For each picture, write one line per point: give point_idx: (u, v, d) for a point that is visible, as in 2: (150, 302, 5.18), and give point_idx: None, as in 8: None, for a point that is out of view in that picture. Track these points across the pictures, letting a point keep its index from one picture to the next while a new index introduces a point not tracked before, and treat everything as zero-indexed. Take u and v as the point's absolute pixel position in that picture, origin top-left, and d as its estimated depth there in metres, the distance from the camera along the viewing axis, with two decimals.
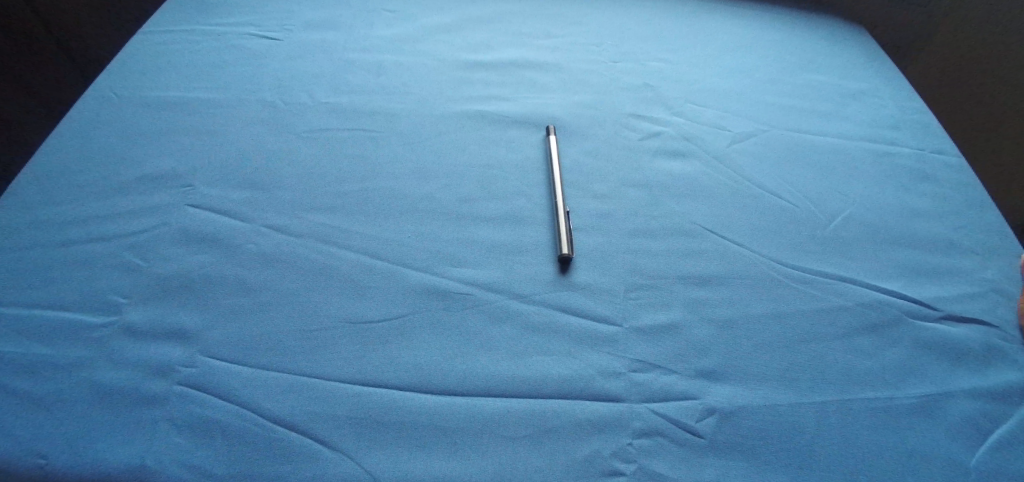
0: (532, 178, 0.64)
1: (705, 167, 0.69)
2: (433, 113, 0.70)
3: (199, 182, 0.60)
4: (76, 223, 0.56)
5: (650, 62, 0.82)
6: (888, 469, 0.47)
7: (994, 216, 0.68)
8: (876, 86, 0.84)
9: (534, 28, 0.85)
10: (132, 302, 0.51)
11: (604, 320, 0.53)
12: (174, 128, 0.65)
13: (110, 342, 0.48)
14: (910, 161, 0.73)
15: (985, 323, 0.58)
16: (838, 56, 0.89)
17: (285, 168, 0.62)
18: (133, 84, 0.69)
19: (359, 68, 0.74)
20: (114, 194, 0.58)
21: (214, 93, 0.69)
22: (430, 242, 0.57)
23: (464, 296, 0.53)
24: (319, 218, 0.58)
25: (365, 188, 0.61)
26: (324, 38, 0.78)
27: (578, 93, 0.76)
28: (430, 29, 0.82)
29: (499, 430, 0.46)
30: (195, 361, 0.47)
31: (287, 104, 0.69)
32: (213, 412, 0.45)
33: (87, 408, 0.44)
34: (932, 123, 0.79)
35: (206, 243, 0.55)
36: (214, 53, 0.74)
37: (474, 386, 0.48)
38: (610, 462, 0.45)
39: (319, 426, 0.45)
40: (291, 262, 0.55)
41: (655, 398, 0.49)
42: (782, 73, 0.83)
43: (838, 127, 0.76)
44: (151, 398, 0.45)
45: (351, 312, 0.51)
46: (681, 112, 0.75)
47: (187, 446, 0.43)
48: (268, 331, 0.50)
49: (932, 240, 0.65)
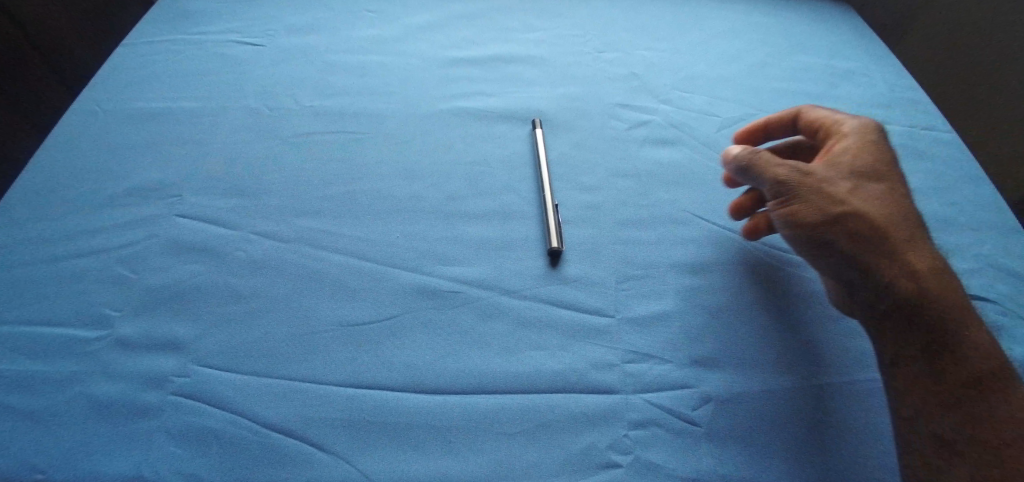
0: (520, 173, 0.64)
1: (695, 155, 0.69)
2: (419, 113, 0.70)
3: (186, 192, 0.60)
4: (65, 238, 0.56)
5: (637, 51, 0.81)
6: (876, 449, 0.47)
7: (989, 191, 0.68)
8: (867, 65, 0.83)
9: (520, 21, 0.84)
10: (124, 314, 0.51)
11: (598, 313, 0.53)
12: (161, 139, 0.65)
13: (103, 355, 0.48)
14: (902, 140, 0.73)
15: (981, 299, 0.57)
16: (829, 36, 0.88)
17: (272, 174, 0.62)
18: (119, 97, 0.69)
19: (345, 71, 0.74)
20: (101, 208, 0.58)
21: (200, 103, 0.69)
22: (420, 242, 0.57)
23: (456, 294, 0.53)
24: (308, 222, 0.58)
25: (353, 190, 0.61)
26: (308, 41, 0.77)
27: (565, 85, 0.75)
28: (415, 27, 0.81)
29: (494, 427, 0.46)
30: (188, 371, 0.48)
31: (274, 110, 0.69)
32: (208, 421, 0.45)
33: (85, 423, 0.45)
34: (924, 100, 0.78)
35: (195, 253, 0.55)
36: (198, 62, 0.74)
37: (468, 384, 0.48)
38: (606, 454, 0.45)
39: (314, 430, 0.45)
40: (282, 267, 0.54)
41: (650, 388, 0.49)
42: (771, 57, 0.83)
43: (829, 108, 0.76)
44: (146, 410, 0.46)
45: (342, 315, 0.51)
46: (669, 100, 0.75)
47: (183, 455, 0.44)
48: (261, 337, 0.50)
49: (927, 217, 0.64)
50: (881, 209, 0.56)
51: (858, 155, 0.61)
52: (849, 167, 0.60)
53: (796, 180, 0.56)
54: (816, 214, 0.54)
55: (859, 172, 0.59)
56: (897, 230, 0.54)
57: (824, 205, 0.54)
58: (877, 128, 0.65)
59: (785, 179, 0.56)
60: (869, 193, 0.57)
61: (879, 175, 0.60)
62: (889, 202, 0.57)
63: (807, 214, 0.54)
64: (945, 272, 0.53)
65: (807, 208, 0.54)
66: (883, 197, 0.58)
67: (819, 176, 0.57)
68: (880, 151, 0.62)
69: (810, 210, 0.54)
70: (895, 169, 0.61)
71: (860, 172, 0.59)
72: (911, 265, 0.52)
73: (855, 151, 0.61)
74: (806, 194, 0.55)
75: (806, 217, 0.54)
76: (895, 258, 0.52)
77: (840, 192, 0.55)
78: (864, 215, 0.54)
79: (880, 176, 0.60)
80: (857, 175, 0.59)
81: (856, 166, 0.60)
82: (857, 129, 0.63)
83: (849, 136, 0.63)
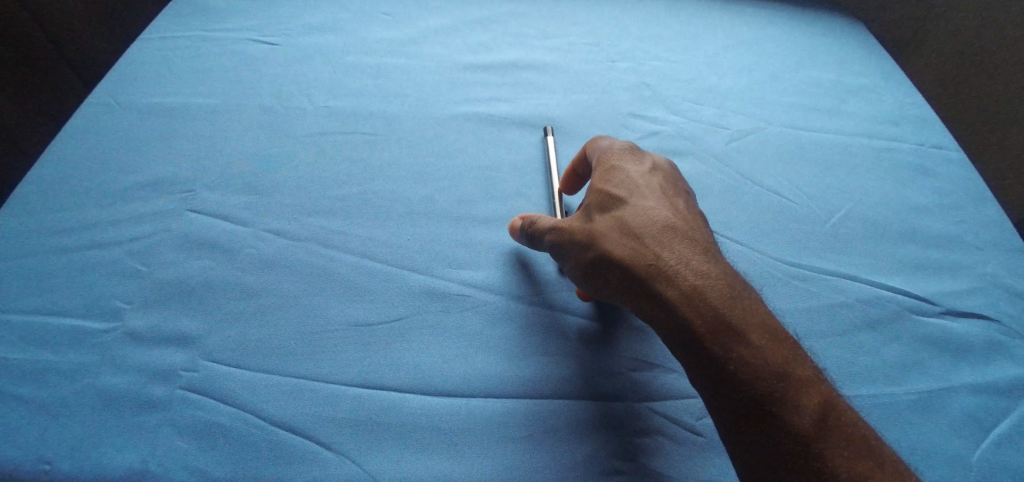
0: (531, 180, 0.65)
1: (704, 166, 0.69)
2: (430, 117, 0.70)
3: (199, 188, 0.60)
4: (78, 229, 0.56)
5: (649, 61, 0.81)
6: None
7: (995, 210, 0.68)
8: (877, 82, 0.84)
9: (533, 28, 0.84)
10: (135, 307, 0.51)
11: (605, 320, 0.53)
12: (175, 134, 0.65)
13: (112, 347, 0.49)
14: (910, 157, 0.73)
15: (985, 318, 0.58)
16: (840, 52, 0.88)
17: (284, 172, 0.63)
18: (134, 91, 0.69)
19: (359, 73, 0.74)
20: (113, 202, 0.59)
21: (215, 100, 0.70)
22: (430, 244, 0.57)
23: (465, 297, 0.54)
24: (319, 221, 0.58)
25: (365, 191, 0.61)
26: (323, 42, 0.78)
27: (577, 93, 0.76)
28: (429, 31, 0.81)
29: (501, 431, 0.46)
30: (197, 366, 0.48)
31: (287, 109, 0.69)
32: (217, 416, 0.46)
33: (94, 415, 0.45)
34: (933, 118, 0.79)
35: (206, 248, 0.56)
36: (213, 59, 0.74)
37: (474, 387, 0.48)
38: (610, 461, 0.46)
39: (321, 429, 0.46)
40: (293, 266, 0.55)
41: (655, 397, 0.49)
42: (781, 71, 0.83)
43: (838, 124, 0.76)
44: (155, 403, 0.46)
45: (352, 315, 0.52)
46: (680, 111, 0.75)
47: (191, 449, 0.44)
48: (270, 334, 0.50)
49: (933, 235, 0.65)
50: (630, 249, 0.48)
51: (605, 189, 0.52)
52: (594, 203, 0.51)
53: (552, 232, 0.51)
54: (587, 268, 0.49)
55: (599, 207, 0.51)
56: (640, 270, 0.47)
57: (578, 257, 0.50)
58: (638, 153, 0.55)
59: (546, 241, 0.52)
60: (618, 228, 0.49)
61: (638, 208, 0.50)
62: (642, 235, 0.49)
63: (583, 269, 0.50)
64: (703, 302, 0.45)
65: (575, 263, 0.50)
66: (627, 229, 0.49)
67: (561, 223, 0.51)
68: (627, 177, 0.52)
69: (577, 265, 0.50)
70: (625, 193, 0.51)
71: (602, 207, 0.51)
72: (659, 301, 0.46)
73: (602, 184, 0.52)
74: (563, 248, 0.51)
75: (580, 275, 0.50)
76: (649, 301, 0.47)
77: (575, 229, 0.50)
78: (600, 264, 0.48)
79: (637, 209, 0.50)
80: (598, 212, 0.51)
81: (598, 206, 0.51)
82: (614, 162, 0.54)
83: (603, 171, 0.53)
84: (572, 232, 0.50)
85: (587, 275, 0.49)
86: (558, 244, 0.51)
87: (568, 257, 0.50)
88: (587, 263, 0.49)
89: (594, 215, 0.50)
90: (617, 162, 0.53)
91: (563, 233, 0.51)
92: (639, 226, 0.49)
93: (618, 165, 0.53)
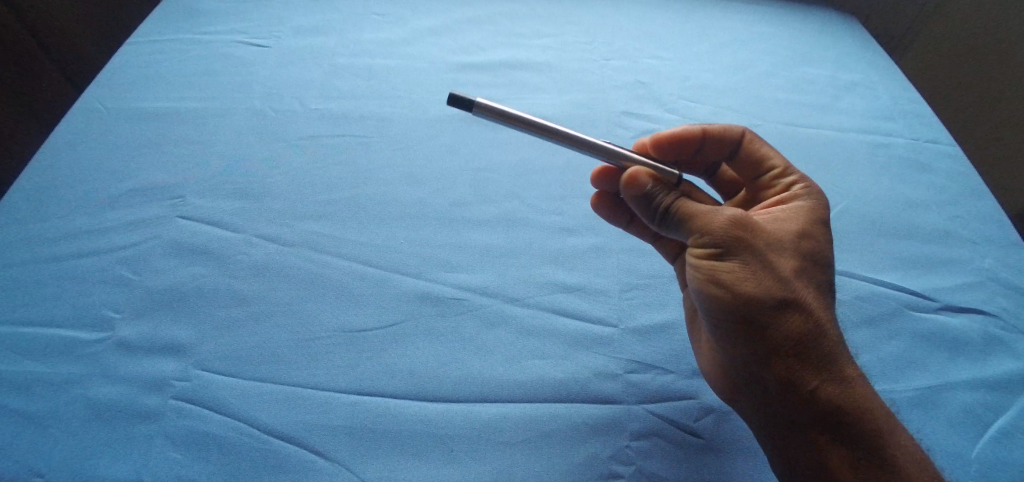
0: (525, 180, 0.64)
1: None
2: (424, 118, 0.69)
3: (190, 193, 0.60)
4: (66, 238, 0.55)
5: (642, 59, 0.81)
6: None
7: (991, 205, 0.68)
8: (871, 77, 0.83)
9: (526, 29, 0.83)
10: (125, 317, 0.50)
11: (599, 322, 0.53)
12: (164, 139, 0.65)
13: (103, 357, 0.48)
14: (905, 153, 0.73)
15: (984, 313, 0.58)
16: (834, 48, 0.88)
17: (275, 176, 0.62)
18: (123, 96, 0.69)
19: (350, 74, 0.74)
20: (104, 208, 0.58)
21: (205, 103, 0.69)
22: (423, 247, 0.57)
23: (458, 301, 0.53)
24: (311, 226, 0.58)
25: (357, 194, 0.61)
26: (315, 44, 0.77)
27: (571, 92, 0.75)
28: (421, 32, 0.81)
29: (498, 436, 0.46)
30: (188, 375, 0.47)
31: (277, 112, 0.69)
32: (209, 426, 0.45)
33: (84, 426, 0.45)
34: (927, 114, 0.78)
35: (196, 255, 0.55)
36: (203, 62, 0.74)
37: (471, 392, 0.48)
38: (608, 465, 0.45)
39: (315, 437, 0.45)
40: (284, 272, 0.54)
41: (651, 399, 0.49)
42: (775, 67, 0.83)
43: (833, 120, 0.76)
44: (146, 414, 0.45)
45: (345, 321, 0.51)
46: (675, 109, 0.74)
47: (183, 459, 0.44)
48: (262, 342, 0.50)
49: (930, 231, 0.65)
50: (808, 303, 0.45)
51: (817, 242, 0.48)
52: (807, 249, 0.47)
53: (734, 234, 0.45)
54: (753, 286, 0.44)
55: (811, 260, 0.47)
56: (807, 325, 0.44)
57: (753, 274, 0.44)
58: (820, 206, 0.51)
59: (717, 233, 0.45)
60: (802, 271, 0.46)
61: (821, 261, 0.47)
62: (817, 295, 0.46)
63: (745, 282, 0.44)
64: (863, 407, 0.43)
65: (742, 272, 0.44)
66: (809, 279, 0.46)
67: (748, 227, 0.45)
68: (815, 226, 0.49)
69: (747, 280, 0.44)
70: (812, 243, 0.47)
71: (812, 262, 0.46)
72: (842, 382, 0.44)
73: (783, 216, 0.49)
74: (737, 254, 0.45)
75: (739, 285, 0.44)
76: (800, 346, 0.44)
77: (760, 245, 0.45)
78: (776, 300, 0.44)
79: (821, 267, 0.47)
80: (808, 264, 0.46)
81: (783, 235, 0.47)
82: (801, 206, 0.50)
83: (790, 209, 0.50)
84: (757, 248, 0.45)
85: (754, 294, 0.44)
86: (733, 248, 0.45)
87: (733, 262, 0.45)
88: (757, 283, 0.44)
89: (783, 243, 0.46)
90: (806, 206, 0.50)
91: (746, 243, 0.45)
92: (819, 280, 0.46)
93: (806, 209, 0.50)
